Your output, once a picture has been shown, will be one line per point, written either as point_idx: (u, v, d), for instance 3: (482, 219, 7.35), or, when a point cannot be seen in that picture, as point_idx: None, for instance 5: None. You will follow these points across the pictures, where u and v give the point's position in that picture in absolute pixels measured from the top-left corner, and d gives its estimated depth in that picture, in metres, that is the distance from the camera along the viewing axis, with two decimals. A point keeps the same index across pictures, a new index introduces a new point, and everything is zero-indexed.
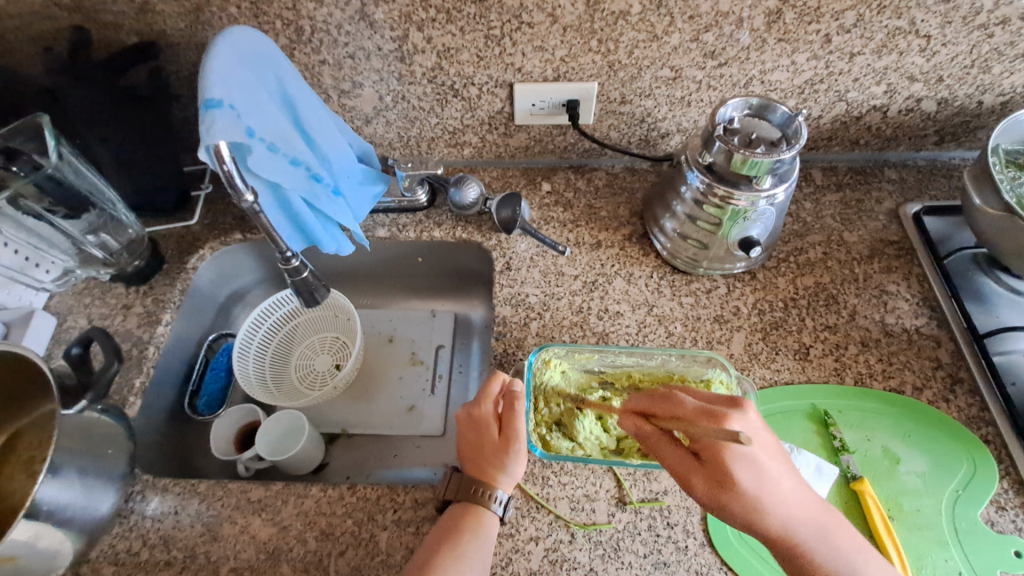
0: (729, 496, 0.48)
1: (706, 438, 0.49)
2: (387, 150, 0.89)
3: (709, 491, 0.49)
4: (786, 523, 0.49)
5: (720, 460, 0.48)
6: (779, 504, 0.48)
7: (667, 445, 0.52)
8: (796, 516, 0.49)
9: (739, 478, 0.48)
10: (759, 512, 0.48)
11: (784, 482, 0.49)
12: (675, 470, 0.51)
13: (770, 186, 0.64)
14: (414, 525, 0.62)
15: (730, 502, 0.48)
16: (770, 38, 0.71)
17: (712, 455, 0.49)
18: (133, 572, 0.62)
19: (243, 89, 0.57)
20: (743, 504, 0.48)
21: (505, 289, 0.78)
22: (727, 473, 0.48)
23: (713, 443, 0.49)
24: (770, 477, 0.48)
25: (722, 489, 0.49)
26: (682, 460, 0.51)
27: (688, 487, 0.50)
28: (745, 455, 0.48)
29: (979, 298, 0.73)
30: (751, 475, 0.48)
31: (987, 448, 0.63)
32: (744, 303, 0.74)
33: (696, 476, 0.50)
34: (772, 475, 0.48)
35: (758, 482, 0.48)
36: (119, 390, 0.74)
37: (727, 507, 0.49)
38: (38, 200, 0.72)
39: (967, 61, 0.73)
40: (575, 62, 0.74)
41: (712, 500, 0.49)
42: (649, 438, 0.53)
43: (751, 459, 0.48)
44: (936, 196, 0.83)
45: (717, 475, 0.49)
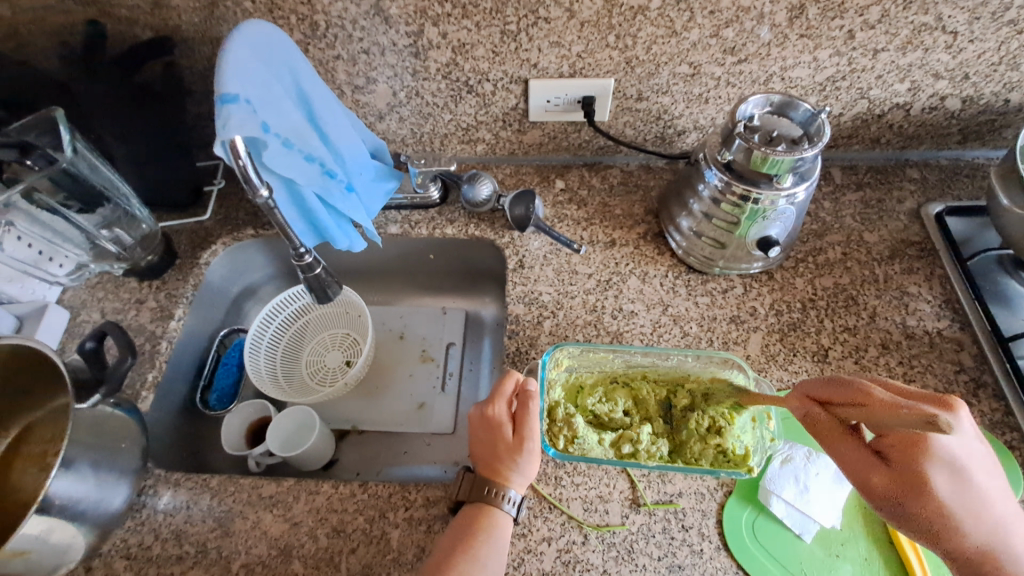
0: (926, 501, 0.43)
1: (897, 441, 0.43)
2: (400, 147, 0.88)
3: (891, 497, 0.44)
4: (995, 534, 0.43)
5: (921, 467, 0.42)
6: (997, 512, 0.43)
7: (841, 437, 0.47)
8: (1005, 528, 0.43)
9: (937, 483, 0.42)
10: (965, 524, 0.43)
11: (990, 492, 0.43)
12: (852, 471, 0.46)
13: (791, 184, 0.63)
14: (426, 524, 0.61)
15: (934, 511, 0.43)
16: (792, 34, 0.69)
17: (909, 459, 0.43)
18: (146, 566, 0.62)
19: (258, 83, 0.56)
20: (940, 511, 0.43)
21: (518, 286, 0.77)
22: (927, 480, 0.42)
23: (908, 446, 0.43)
24: (973, 485, 0.43)
25: (924, 495, 0.43)
26: (864, 461, 0.45)
27: (865, 487, 0.45)
28: (954, 458, 0.42)
29: (1003, 301, 0.72)
30: (950, 480, 0.42)
31: (1011, 454, 0.61)
32: (761, 303, 0.73)
33: (882, 476, 0.44)
34: (974, 486, 0.43)
35: (957, 490, 0.43)
36: (132, 384, 0.75)
37: (910, 514, 0.44)
38: (53, 195, 0.73)
39: (994, 58, 0.71)
40: (592, 58, 0.73)
41: (890, 505, 0.44)
42: (829, 427, 0.48)
43: (953, 464, 0.42)
44: (959, 196, 0.81)
45: (911, 480, 0.43)
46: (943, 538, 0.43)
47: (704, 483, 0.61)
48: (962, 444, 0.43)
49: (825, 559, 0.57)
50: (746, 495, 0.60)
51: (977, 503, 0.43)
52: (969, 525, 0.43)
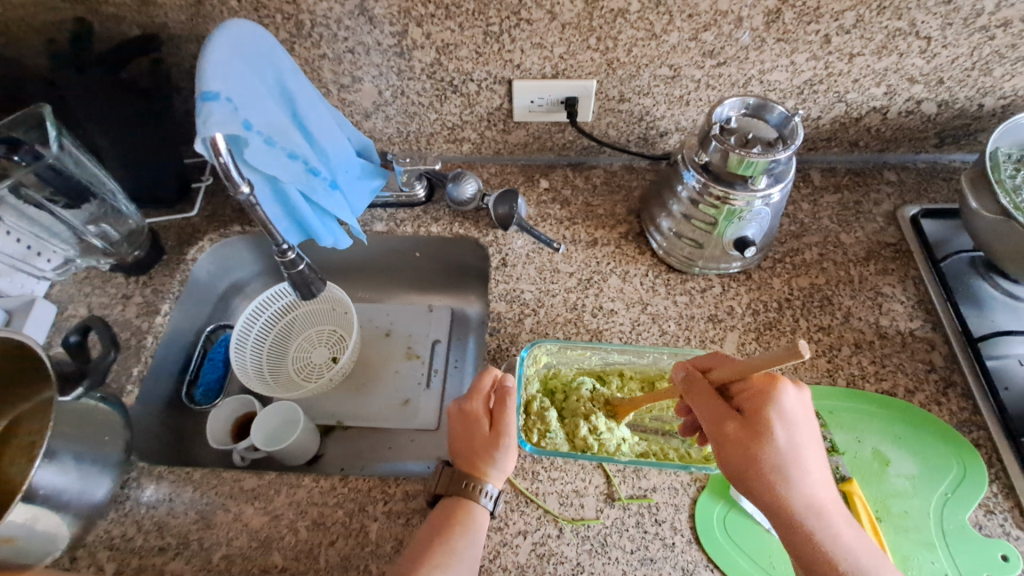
0: (760, 447, 0.50)
1: (749, 393, 0.52)
2: (386, 145, 0.89)
3: (738, 440, 0.50)
4: (809, 502, 0.50)
5: (763, 413, 0.50)
6: (811, 483, 0.50)
7: (707, 395, 0.54)
8: (822, 496, 0.50)
9: (777, 434, 0.50)
10: (783, 479, 0.49)
11: (816, 461, 0.51)
12: (709, 419, 0.52)
13: (765, 186, 0.64)
14: (404, 517, 0.63)
15: (756, 456, 0.49)
16: (770, 38, 0.71)
17: (752, 406, 0.51)
18: (128, 557, 0.62)
19: (241, 81, 0.57)
20: (773, 464, 0.49)
21: (500, 285, 0.78)
22: (769, 427, 0.50)
23: (756, 401, 0.51)
24: (802, 446, 0.50)
25: (751, 438, 0.50)
26: (722, 409, 0.52)
27: (717, 434, 0.51)
28: (787, 416, 0.50)
29: (975, 302, 0.73)
30: (787, 436, 0.50)
31: (977, 451, 0.63)
32: (738, 303, 0.74)
33: (732, 420, 0.51)
34: (807, 450, 0.50)
35: (792, 444, 0.50)
36: (117, 378, 0.75)
37: (733, 453, 0.50)
38: (39, 190, 0.74)
39: (967, 64, 0.73)
40: (574, 59, 0.74)
41: (728, 446, 0.50)
42: (695, 386, 0.54)
43: (791, 422, 0.50)
44: (935, 198, 0.82)
45: (752, 424, 0.50)
46: (762, 490, 0.49)
47: (677, 479, 0.62)
48: (799, 413, 0.51)
49: None
50: (718, 491, 0.61)
51: (793, 460, 0.50)
52: (793, 483, 0.49)
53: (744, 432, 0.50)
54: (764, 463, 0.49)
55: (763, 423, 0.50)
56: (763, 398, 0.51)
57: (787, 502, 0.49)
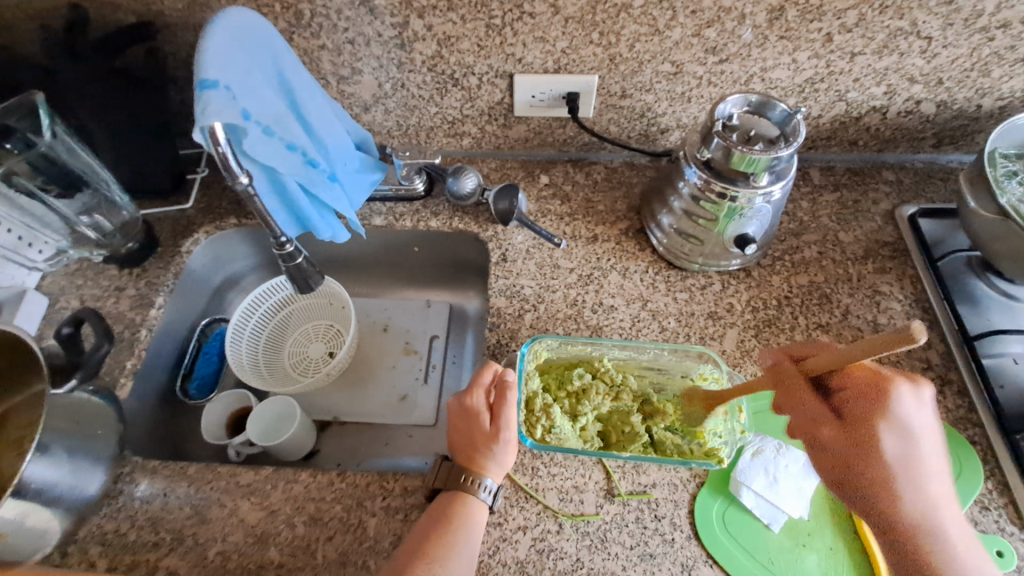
0: (867, 457, 0.49)
1: (851, 396, 0.49)
2: (385, 139, 0.89)
3: (829, 445, 0.50)
4: (915, 505, 0.50)
5: (872, 420, 0.49)
6: (911, 487, 0.50)
7: (800, 385, 0.49)
8: (932, 501, 0.50)
9: (884, 442, 0.49)
10: (891, 482, 0.49)
11: (925, 464, 0.50)
12: (802, 423, 0.51)
13: (767, 183, 0.64)
14: (403, 512, 0.62)
15: (867, 466, 0.49)
16: (772, 35, 0.71)
17: (860, 414, 0.49)
18: (120, 553, 0.61)
19: (240, 70, 0.56)
20: (884, 470, 0.49)
21: (500, 280, 0.78)
22: (874, 436, 0.49)
23: (866, 404, 0.49)
24: (917, 451, 0.50)
25: (860, 447, 0.49)
26: (818, 415, 0.50)
27: (814, 437, 0.50)
28: (897, 421, 0.49)
29: (971, 301, 0.74)
30: (898, 442, 0.49)
31: (973, 448, 0.63)
32: (738, 300, 0.74)
33: (828, 427, 0.50)
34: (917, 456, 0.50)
35: (902, 452, 0.49)
36: (110, 371, 0.74)
37: (833, 457, 0.50)
38: (31, 178, 0.73)
39: (967, 64, 0.73)
40: (576, 54, 0.74)
41: (836, 457, 0.50)
42: (786, 380, 0.50)
43: (902, 427, 0.49)
44: (932, 198, 0.83)
45: (855, 434, 0.49)
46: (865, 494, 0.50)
47: (677, 475, 0.63)
48: (913, 415, 0.50)
49: (792, 548, 0.58)
50: (718, 487, 0.61)
51: (903, 469, 0.49)
52: (899, 487, 0.49)
53: (847, 438, 0.49)
54: (873, 470, 0.49)
55: (870, 429, 0.49)
56: (871, 403, 0.49)
57: (894, 507, 0.50)
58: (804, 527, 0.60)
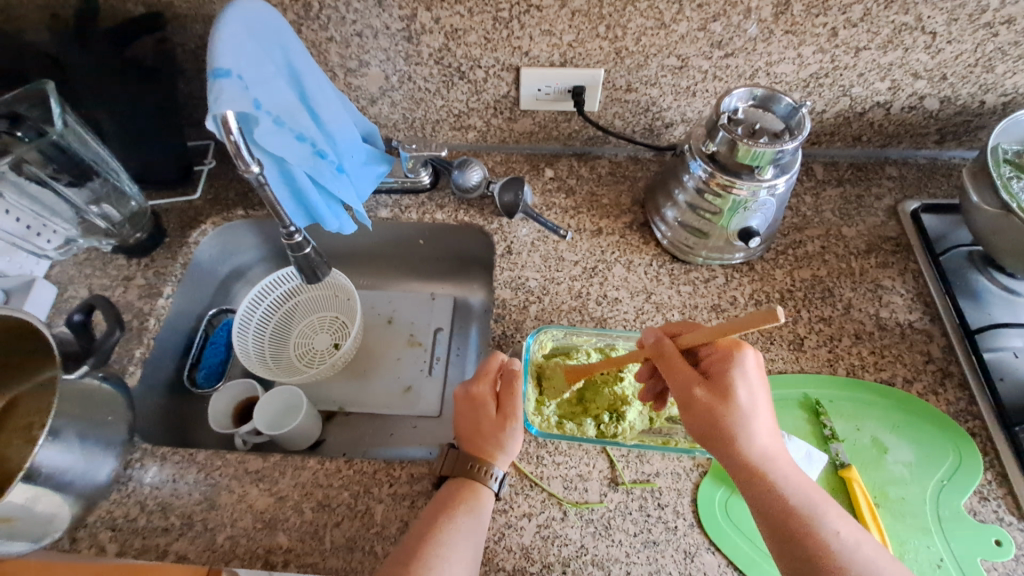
0: (725, 410, 0.51)
1: (714, 357, 0.54)
2: (391, 132, 0.89)
3: (696, 400, 0.52)
4: (763, 454, 0.51)
5: (727, 375, 0.52)
6: (761, 436, 0.51)
7: (677, 357, 0.54)
8: (777, 455, 0.51)
9: (738, 393, 0.51)
10: (739, 433, 0.51)
11: (769, 418, 0.52)
12: (675, 385, 0.54)
13: (771, 176, 0.64)
14: (410, 499, 0.63)
15: (720, 417, 0.51)
16: (777, 29, 0.71)
17: (722, 371, 0.53)
18: (131, 538, 0.62)
19: (252, 60, 0.57)
20: (734, 419, 0.51)
21: (505, 272, 0.78)
22: (731, 388, 0.52)
23: (722, 363, 0.53)
24: (761, 404, 0.52)
25: (716, 399, 0.51)
26: (689, 375, 0.53)
27: (683, 393, 0.53)
28: (748, 377, 0.52)
29: (972, 296, 0.74)
30: (749, 395, 0.52)
31: (973, 440, 0.64)
32: (741, 293, 0.75)
33: (696, 384, 0.52)
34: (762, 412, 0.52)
35: (752, 403, 0.52)
36: (119, 359, 0.75)
37: (700, 414, 0.52)
38: (42, 167, 0.73)
39: (970, 60, 0.73)
40: (582, 47, 0.75)
41: (698, 411, 0.52)
42: (661, 350, 0.55)
43: (750, 383, 0.52)
44: (935, 193, 0.84)
45: (716, 387, 0.52)
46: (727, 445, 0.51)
47: (680, 464, 0.63)
48: (758, 377, 0.53)
49: None
50: (720, 476, 0.62)
51: (750, 419, 0.51)
52: (745, 437, 0.51)
53: (709, 391, 0.52)
54: (722, 419, 0.51)
55: (725, 383, 0.52)
56: (726, 361, 0.53)
57: (745, 456, 0.51)
58: None
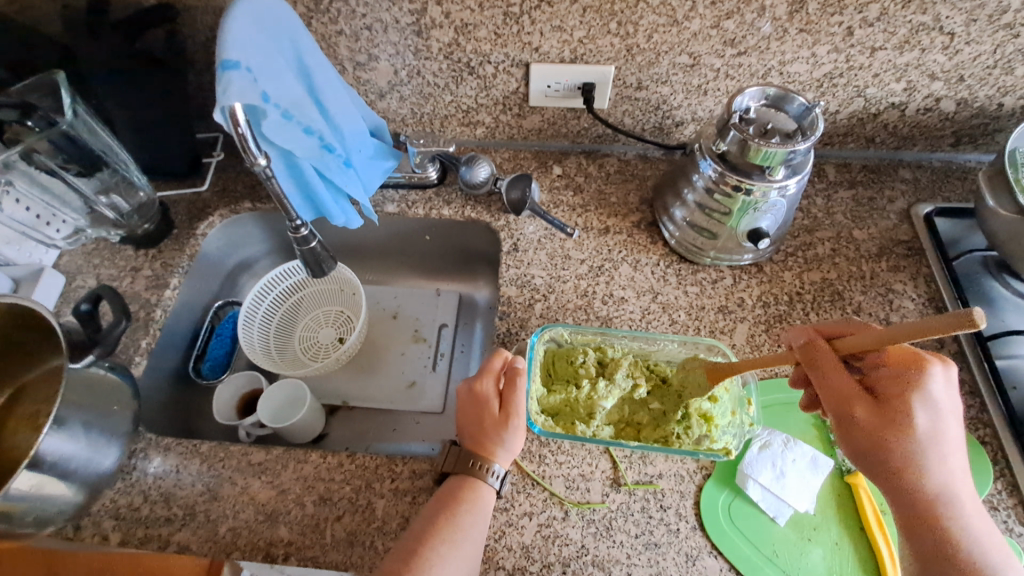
0: (896, 436, 0.48)
1: (885, 373, 0.50)
2: (400, 126, 0.89)
3: (869, 423, 0.48)
4: (942, 488, 0.48)
5: (907, 395, 0.48)
6: (944, 466, 0.48)
7: (834, 368, 0.50)
8: (957, 485, 0.49)
9: (916, 418, 0.48)
10: (918, 460, 0.48)
11: (958, 446, 0.49)
12: (833, 397, 0.50)
13: (783, 177, 0.63)
14: (411, 495, 0.63)
15: (891, 441, 0.48)
16: (792, 28, 0.70)
17: (893, 390, 0.49)
18: (134, 527, 0.63)
19: (260, 53, 0.57)
20: (908, 448, 0.47)
21: (511, 269, 0.78)
22: (908, 411, 0.48)
23: (894, 380, 0.49)
24: (948, 431, 0.49)
25: (881, 421, 0.48)
26: (850, 388, 0.49)
27: (842, 412, 0.49)
28: (936, 403, 0.48)
29: (986, 302, 0.73)
30: (930, 420, 0.48)
31: (983, 448, 0.63)
32: (749, 295, 0.74)
33: (860, 404, 0.48)
34: (949, 440, 0.48)
35: (935, 430, 0.48)
36: (125, 349, 0.75)
37: (862, 434, 0.49)
38: (52, 157, 0.73)
39: (989, 61, 0.72)
40: (593, 44, 0.74)
41: (862, 434, 0.48)
42: (819, 356, 0.51)
43: (938, 408, 0.48)
44: (949, 197, 0.82)
45: (886, 407, 0.48)
46: (894, 469, 0.48)
47: (684, 466, 0.63)
48: (945, 396, 0.49)
49: (798, 542, 0.58)
50: (724, 479, 0.62)
51: (930, 449, 0.48)
52: (932, 469, 0.48)
53: (876, 413, 0.48)
54: (896, 442, 0.48)
55: (902, 405, 0.48)
56: (898, 381, 0.49)
57: (926, 488, 0.48)
58: (810, 521, 0.59)
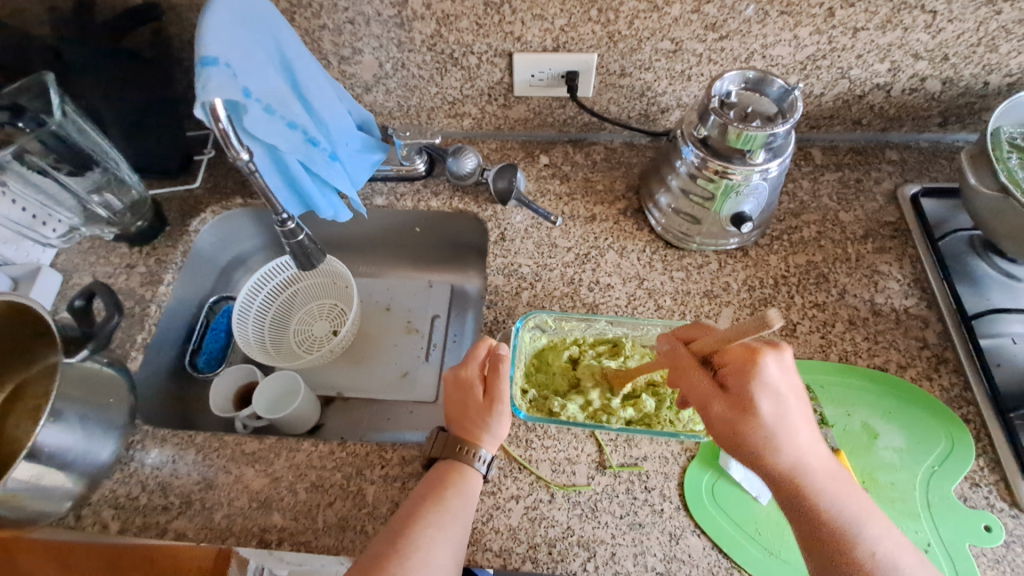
0: (747, 424, 0.50)
1: (731, 371, 0.52)
2: (387, 120, 0.89)
3: (721, 418, 0.51)
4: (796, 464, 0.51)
5: (746, 389, 0.50)
6: (793, 447, 0.51)
7: (695, 369, 0.53)
8: (811, 460, 0.51)
9: (761, 406, 0.50)
10: (767, 447, 0.50)
11: (804, 424, 0.51)
12: (695, 397, 0.53)
13: (763, 160, 0.63)
14: (400, 481, 0.64)
15: (744, 430, 0.50)
16: (772, 11, 0.70)
17: (740, 385, 0.51)
18: (132, 516, 0.65)
19: (240, 48, 0.58)
20: (761, 436, 0.50)
21: (498, 259, 0.79)
22: (751, 402, 0.50)
23: (742, 378, 0.51)
24: (791, 414, 0.51)
25: (739, 415, 0.51)
26: (706, 390, 0.52)
27: (704, 412, 0.52)
28: (772, 387, 0.50)
29: (972, 282, 0.73)
30: (774, 408, 0.50)
31: (966, 426, 0.63)
32: (734, 279, 0.75)
33: (716, 404, 0.51)
34: (794, 421, 0.51)
35: (777, 416, 0.50)
36: (122, 345, 0.77)
37: (720, 428, 0.52)
38: (43, 157, 0.75)
39: (973, 40, 0.72)
40: (575, 32, 0.74)
41: (721, 429, 0.52)
42: (680, 359, 0.55)
43: (774, 392, 0.50)
44: (936, 177, 0.82)
45: (737, 401, 0.51)
46: (751, 457, 0.51)
47: (668, 448, 0.64)
48: (778, 381, 0.51)
49: (779, 520, 0.59)
50: (708, 460, 0.62)
51: (778, 432, 0.50)
52: (779, 449, 0.50)
53: (730, 408, 0.51)
54: (743, 433, 0.50)
55: (747, 397, 0.50)
56: (744, 373, 0.51)
57: (778, 468, 0.51)
58: None
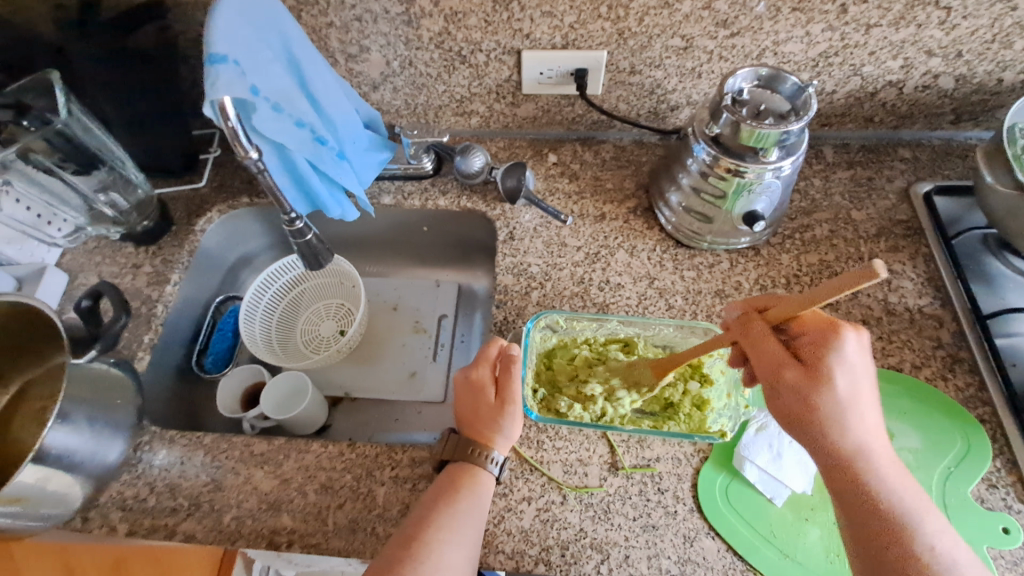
0: (821, 397, 0.48)
1: (811, 341, 0.50)
2: (394, 118, 0.89)
3: (791, 388, 0.49)
4: (859, 446, 0.49)
5: (825, 361, 0.49)
6: (860, 429, 0.49)
7: (767, 337, 0.51)
8: (873, 443, 0.49)
9: (836, 382, 0.48)
10: (833, 425, 0.48)
11: (874, 406, 0.50)
12: (766, 365, 0.50)
13: (777, 158, 0.63)
14: (411, 482, 0.64)
15: (816, 400, 0.48)
16: (785, 7, 0.69)
17: (817, 355, 0.49)
18: (140, 518, 0.64)
19: (248, 46, 0.57)
20: (829, 409, 0.48)
21: (507, 258, 0.78)
22: (829, 375, 0.48)
23: (821, 347, 0.49)
24: (863, 395, 0.49)
25: (813, 387, 0.48)
26: (781, 359, 0.50)
27: (773, 378, 0.50)
28: (849, 365, 0.49)
29: (986, 281, 0.72)
30: (849, 383, 0.49)
31: (982, 427, 0.63)
32: (746, 278, 0.74)
33: (790, 370, 0.49)
34: (863, 401, 0.49)
35: (851, 393, 0.49)
36: (128, 345, 0.76)
37: (791, 402, 0.49)
38: (48, 155, 0.74)
39: (988, 36, 0.71)
40: (584, 29, 0.73)
41: (791, 402, 0.49)
42: (750, 330, 0.52)
43: (852, 370, 0.49)
44: (948, 175, 0.81)
45: (814, 372, 0.49)
46: (822, 435, 0.49)
47: (681, 449, 0.63)
48: (859, 361, 0.49)
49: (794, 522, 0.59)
50: (721, 461, 0.62)
51: (849, 410, 0.48)
52: (845, 430, 0.49)
53: (805, 379, 0.49)
54: (815, 405, 0.48)
55: (824, 371, 0.48)
56: (825, 344, 0.49)
57: (837, 446, 0.49)
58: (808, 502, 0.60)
